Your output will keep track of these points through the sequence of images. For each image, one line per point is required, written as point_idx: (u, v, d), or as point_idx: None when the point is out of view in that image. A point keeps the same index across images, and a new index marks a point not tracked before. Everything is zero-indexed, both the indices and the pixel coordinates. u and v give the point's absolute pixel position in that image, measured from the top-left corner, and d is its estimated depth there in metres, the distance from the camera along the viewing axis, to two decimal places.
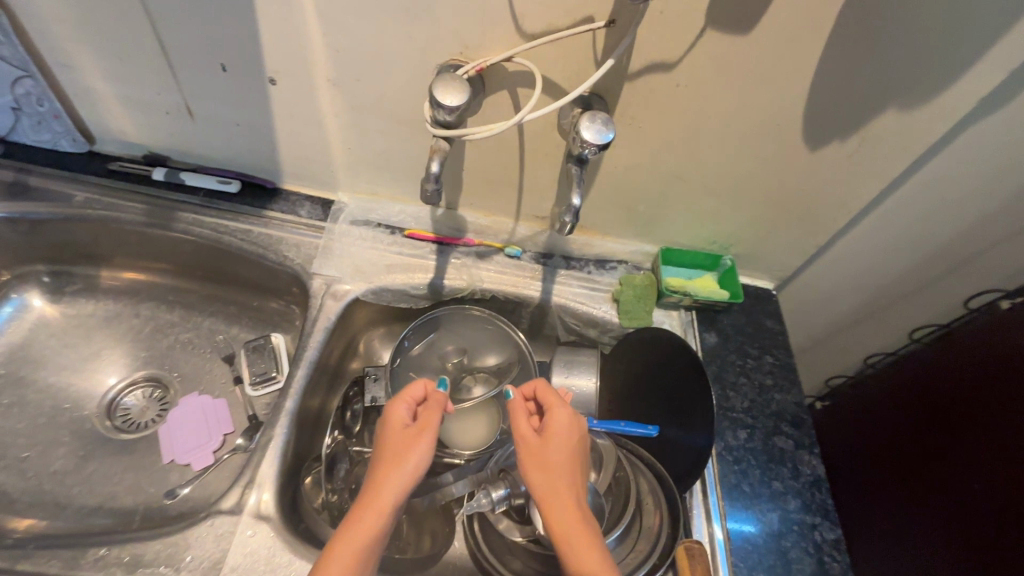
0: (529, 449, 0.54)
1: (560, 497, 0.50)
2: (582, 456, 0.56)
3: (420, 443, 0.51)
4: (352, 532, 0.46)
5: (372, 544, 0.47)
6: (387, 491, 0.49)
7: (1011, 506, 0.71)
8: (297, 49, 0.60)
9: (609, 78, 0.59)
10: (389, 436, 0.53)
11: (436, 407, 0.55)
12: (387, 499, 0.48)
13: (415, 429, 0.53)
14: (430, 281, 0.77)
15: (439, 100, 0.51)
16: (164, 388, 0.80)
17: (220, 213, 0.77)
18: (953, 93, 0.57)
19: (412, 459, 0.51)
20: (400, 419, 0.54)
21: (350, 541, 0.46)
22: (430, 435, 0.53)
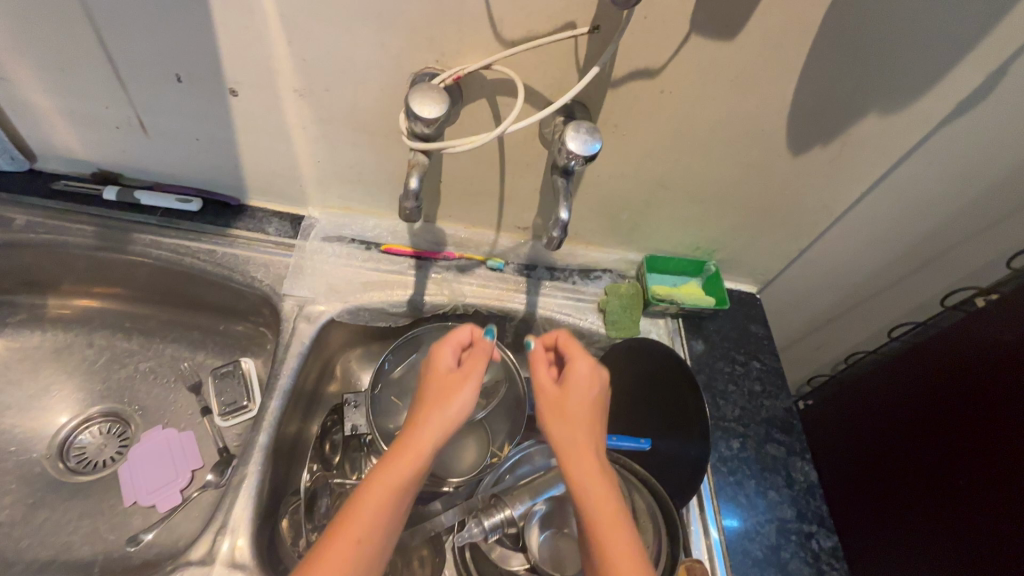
0: (549, 400, 0.52)
1: (584, 452, 0.49)
2: (603, 409, 0.54)
3: (463, 392, 0.50)
4: (388, 471, 0.46)
5: (409, 485, 0.46)
6: (425, 433, 0.48)
7: (979, 503, 0.70)
8: (259, 59, 0.56)
9: (592, 86, 0.57)
10: (432, 381, 0.52)
11: (481, 355, 0.53)
12: (427, 442, 0.48)
13: (458, 376, 0.52)
14: (409, 298, 0.74)
15: (416, 112, 0.48)
16: (124, 422, 0.74)
17: (179, 233, 0.72)
18: (933, 97, 0.57)
19: (454, 403, 0.50)
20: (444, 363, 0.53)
21: (385, 480, 0.45)
22: (473, 385, 0.51)
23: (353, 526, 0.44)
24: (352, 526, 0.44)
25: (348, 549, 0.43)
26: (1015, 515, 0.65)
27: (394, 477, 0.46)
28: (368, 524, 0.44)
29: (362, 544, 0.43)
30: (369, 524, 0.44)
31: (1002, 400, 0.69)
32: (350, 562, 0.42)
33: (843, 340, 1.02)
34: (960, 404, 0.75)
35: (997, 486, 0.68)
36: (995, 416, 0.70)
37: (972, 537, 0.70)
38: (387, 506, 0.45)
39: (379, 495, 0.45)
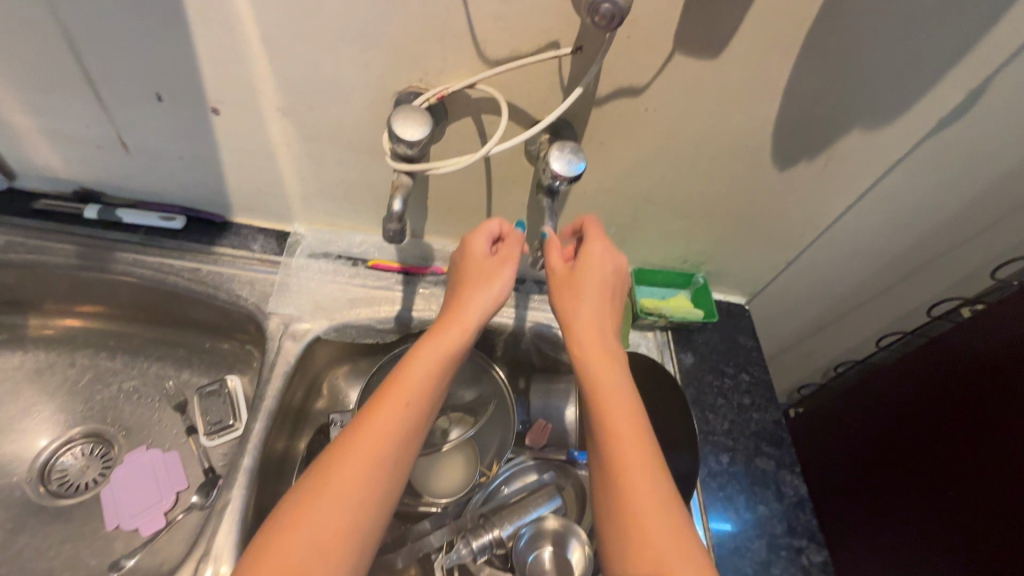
0: (560, 280, 0.56)
1: (592, 336, 0.53)
2: (614, 292, 0.58)
3: (502, 275, 0.56)
4: (433, 342, 0.53)
5: (452, 354, 0.53)
6: (470, 307, 0.55)
7: (973, 517, 0.69)
8: (241, 78, 0.56)
9: (577, 105, 0.57)
10: (470, 265, 0.57)
11: (515, 242, 0.58)
12: (469, 317, 0.54)
13: (495, 261, 0.57)
14: (397, 314, 0.73)
15: (399, 134, 0.48)
16: (107, 443, 0.73)
17: (163, 251, 0.71)
18: (915, 113, 0.58)
19: (495, 283, 0.56)
20: (480, 249, 0.57)
21: (432, 349, 0.53)
22: (509, 268, 0.57)
23: (400, 390, 0.50)
24: (400, 388, 0.51)
25: (396, 411, 0.49)
26: (1008, 529, 0.64)
27: (437, 349, 0.53)
28: (415, 389, 0.51)
29: (408, 406, 0.50)
30: (415, 391, 0.51)
31: (995, 411, 0.69)
32: (399, 421, 0.49)
33: (833, 348, 1.03)
34: (951, 415, 0.75)
35: (992, 496, 0.68)
36: (988, 428, 0.70)
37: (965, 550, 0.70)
38: (432, 374, 0.52)
39: (424, 365, 0.52)
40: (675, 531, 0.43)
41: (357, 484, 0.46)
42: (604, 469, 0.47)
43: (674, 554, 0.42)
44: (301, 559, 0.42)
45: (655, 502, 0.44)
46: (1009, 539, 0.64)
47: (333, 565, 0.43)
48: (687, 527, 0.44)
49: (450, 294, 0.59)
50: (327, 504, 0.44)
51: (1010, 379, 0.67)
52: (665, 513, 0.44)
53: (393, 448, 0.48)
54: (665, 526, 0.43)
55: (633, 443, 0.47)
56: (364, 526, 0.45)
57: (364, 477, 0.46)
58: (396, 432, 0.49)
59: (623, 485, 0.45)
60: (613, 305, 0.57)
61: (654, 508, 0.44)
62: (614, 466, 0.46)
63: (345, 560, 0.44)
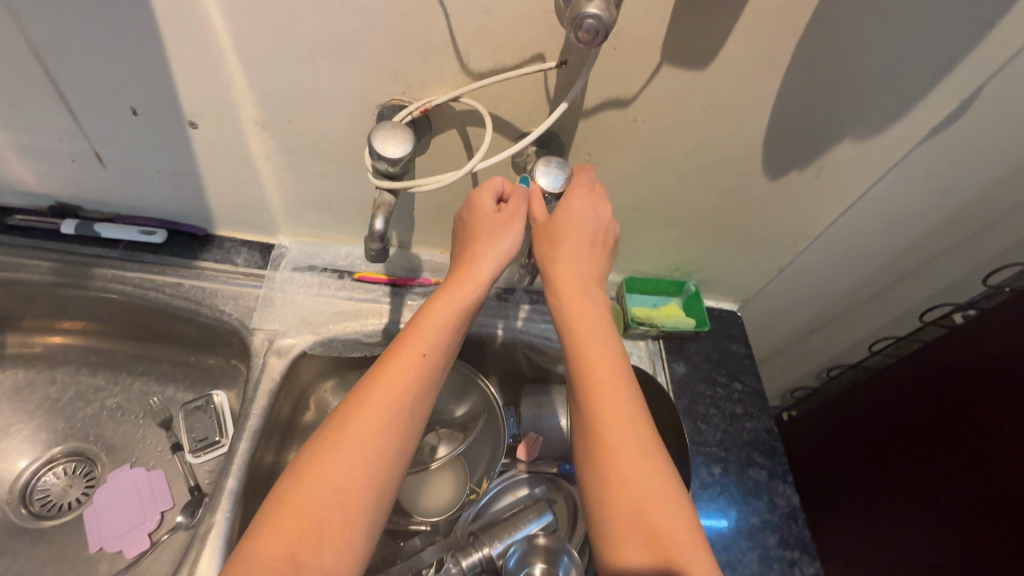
0: (541, 231, 0.54)
1: (571, 296, 0.53)
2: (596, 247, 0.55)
3: (510, 231, 0.52)
4: (444, 298, 0.52)
5: (463, 308, 0.52)
6: (482, 262, 0.53)
7: (963, 525, 0.68)
8: (218, 92, 0.54)
9: (564, 116, 0.55)
10: (478, 220, 0.53)
11: (522, 198, 0.53)
12: (481, 272, 0.53)
13: (502, 216, 0.53)
14: (385, 327, 0.71)
15: (380, 151, 0.47)
16: (90, 462, 0.72)
17: (143, 266, 0.70)
18: (906, 122, 0.57)
19: (504, 240, 0.52)
20: (486, 204, 0.53)
21: (443, 304, 0.52)
22: (518, 224, 0.52)
23: (412, 346, 0.49)
24: (411, 345, 0.50)
25: (411, 365, 0.49)
26: (1001, 537, 0.64)
27: (447, 305, 0.52)
28: (427, 345, 0.50)
29: (420, 362, 0.49)
30: (428, 344, 0.50)
31: (986, 417, 0.68)
32: (412, 377, 0.48)
33: (826, 351, 1.03)
34: (943, 421, 0.74)
35: (985, 502, 0.67)
36: (979, 432, 0.69)
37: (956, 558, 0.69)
38: (443, 329, 0.51)
39: (435, 323, 0.51)
40: (660, 481, 0.45)
41: (371, 439, 0.45)
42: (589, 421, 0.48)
43: (658, 502, 0.44)
44: (321, 514, 0.42)
45: (641, 453, 0.46)
46: (1002, 549, 0.63)
47: (351, 519, 0.43)
48: (670, 475, 0.46)
49: (458, 247, 0.56)
50: (343, 459, 0.44)
51: (1002, 386, 0.67)
52: (650, 462, 0.46)
53: (407, 403, 0.48)
54: (651, 476, 0.46)
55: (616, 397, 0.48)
56: (380, 479, 0.45)
57: (378, 432, 0.46)
58: (409, 388, 0.48)
59: (609, 437, 0.47)
60: (598, 257, 0.56)
61: (642, 459, 0.46)
62: (599, 418, 0.47)
63: (362, 514, 0.44)
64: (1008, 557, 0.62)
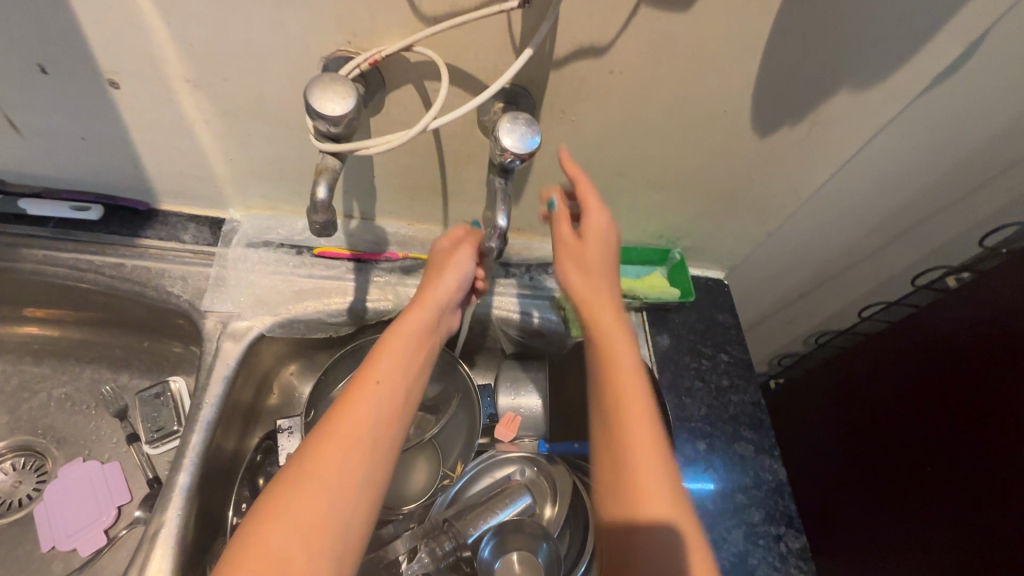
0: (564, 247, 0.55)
1: (596, 296, 0.52)
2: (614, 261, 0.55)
3: (459, 258, 0.56)
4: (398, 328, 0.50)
5: (420, 336, 0.51)
6: (433, 292, 0.54)
7: (958, 496, 0.67)
8: (137, 46, 0.47)
9: (532, 68, 0.49)
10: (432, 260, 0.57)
11: (472, 235, 0.58)
12: (432, 298, 0.53)
13: (451, 249, 0.57)
14: (349, 306, 0.67)
15: (318, 109, 0.41)
16: (40, 456, 0.68)
17: (78, 246, 0.64)
18: (906, 71, 0.52)
19: (452, 268, 0.55)
20: (441, 246, 0.58)
21: (399, 333, 0.50)
22: (466, 253, 0.56)
23: (369, 373, 0.46)
24: (370, 372, 0.46)
25: (370, 391, 0.45)
26: (998, 508, 0.62)
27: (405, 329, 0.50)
28: (388, 369, 0.47)
29: (382, 386, 0.45)
30: (388, 372, 0.46)
31: (980, 386, 0.66)
32: (375, 402, 0.44)
33: (814, 317, 1.00)
34: (934, 389, 0.72)
35: (973, 470, 0.65)
36: (973, 400, 0.67)
37: (951, 530, 0.67)
38: (400, 357, 0.48)
39: (395, 348, 0.48)
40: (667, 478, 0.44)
41: (335, 469, 0.40)
42: (605, 429, 0.47)
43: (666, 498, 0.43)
44: (284, 552, 0.37)
45: (655, 448, 0.45)
46: (1001, 519, 0.61)
47: (317, 558, 0.37)
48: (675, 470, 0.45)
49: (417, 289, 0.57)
50: (305, 490, 0.39)
51: (999, 352, 0.64)
52: (659, 457, 0.45)
53: (373, 430, 0.43)
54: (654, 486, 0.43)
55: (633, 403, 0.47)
56: (347, 511, 0.40)
57: (341, 461, 0.41)
58: (370, 417, 0.43)
59: (628, 438, 0.45)
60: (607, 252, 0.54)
61: (649, 462, 0.44)
62: (615, 423, 0.46)
63: (328, 551, 0.38)
64: (1009, 528, 0.60)
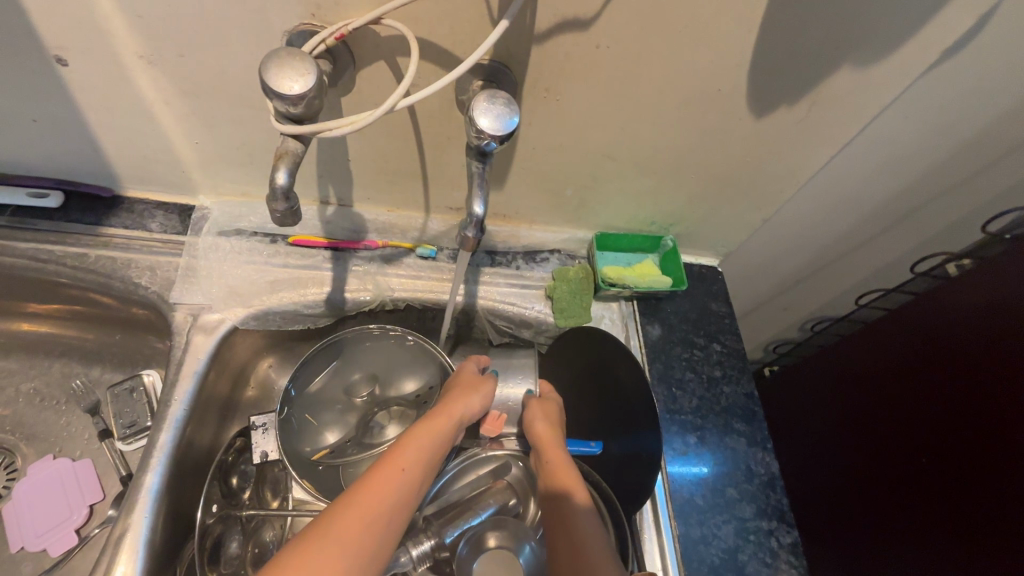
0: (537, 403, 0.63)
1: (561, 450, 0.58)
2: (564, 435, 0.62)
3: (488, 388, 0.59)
4: (424, 425, 0.53)
5: (443, 438, 0.53)
6: (462, 402, 0.56)
7: (962, 493, 0.64)
8: (82, 19, 0.43)
9: (511, 41, 0.46)
10: (460, 377, 0.61)
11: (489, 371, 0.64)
12: (458, 408, 0.55)
13: (480, 377, 0.61)
14: (327, 297, 0.64)
15: (274, 87, 0.37)
16: (8, 453, 0.65)
17: (37, 235, 0.60)
18: (911, 44, 0.49)
19: (480, 394, 0.58)
20: (471, 368, 0.62)
21: (427, 428, 0.52)
22: (493, 385, 0.61)
23: (398, 457, 0.48)
24: (398, 456, 0.48)
25: (397, 474, 0.47)
26: (1004, 505, 0.60)
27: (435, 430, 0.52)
28: (412, 458, 0.49)
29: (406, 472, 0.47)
30: (414, 458, 0.49)
31: (982, 379, 0.64)
32: (400, 485, 0.46)
33: (809, 304, 0.98)
34: (934, 379, 0.70)
35: (975, 463, 0.63)
36: (974, 392, 0.64)
37: (956, 527, 0.65)
38: (427, 449, 0.50)
39: (423, 439, 0.51)
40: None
41: (355, 536, 0.41)
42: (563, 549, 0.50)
43: None
44: None
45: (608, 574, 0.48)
46: (1009, 516, 0.59)
47: None
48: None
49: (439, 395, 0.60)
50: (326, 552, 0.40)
51: (1001, 343, 0.62)
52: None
53: (393, 508, 0.45)
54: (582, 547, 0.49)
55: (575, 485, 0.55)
56: None
57: (363, 530, 0.42)
58: (393, 495, 0.45)
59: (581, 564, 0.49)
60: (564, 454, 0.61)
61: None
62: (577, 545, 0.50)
63: None
64: (1018, 527, 0.58)
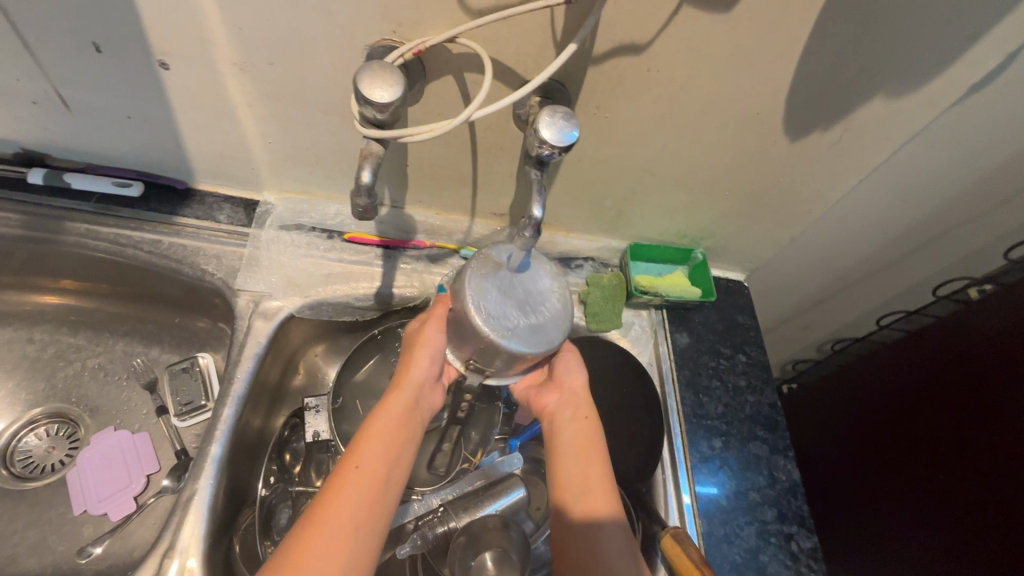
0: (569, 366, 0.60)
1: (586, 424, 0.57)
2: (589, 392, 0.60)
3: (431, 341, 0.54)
4: (378, 417, 0.52)
5: (399, 422, 0.52)
6: (412, 377, 0.54)
7: (978, 508, 0.66)
8: (189, 30, 0.48)
9: (571, 63, 0.50)
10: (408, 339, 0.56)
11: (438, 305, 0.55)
12: (410, 385, 0.54)
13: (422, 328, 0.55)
14: (377, 291, 0.68)
15: (366, 95, 0.42)
16: (73, 423, 0.70)
17: (119, 221, 0.66)
18: (944, 77, 0.53)
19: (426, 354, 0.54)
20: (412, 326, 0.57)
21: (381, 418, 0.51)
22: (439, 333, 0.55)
23: (352, 461, 0.49)
24: (353, 459, 0.49)
25: (350, 479, 0.47)
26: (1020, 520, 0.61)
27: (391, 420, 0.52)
28: (367, 461, 0.49)
29: (363, 476, 0.48)
30: (367, 458, 0.49)
31: (998, 399, 0.66)
32: (357, 493, 0.47)
33: (830, 323, 1.00)
34: (952, 397, 0.72)
35: (992, 478, 0.65)
36: (992, 411, 0.66)
37: (972, 540, 0.67)
38: (381, 442, 0.50)
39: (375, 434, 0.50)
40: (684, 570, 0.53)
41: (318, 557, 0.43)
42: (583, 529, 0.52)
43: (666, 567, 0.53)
44: None
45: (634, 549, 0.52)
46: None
47: None
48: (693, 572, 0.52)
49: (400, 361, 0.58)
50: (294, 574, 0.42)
51: (1019, 365, 0.64)
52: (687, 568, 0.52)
53: (358, 511, 0.46)
54: (606, 502, 0.53)
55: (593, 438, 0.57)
56: None
57: (322, 547, 0.44)
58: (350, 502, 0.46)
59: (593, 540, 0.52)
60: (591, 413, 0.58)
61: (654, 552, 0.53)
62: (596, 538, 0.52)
63: None
64: None
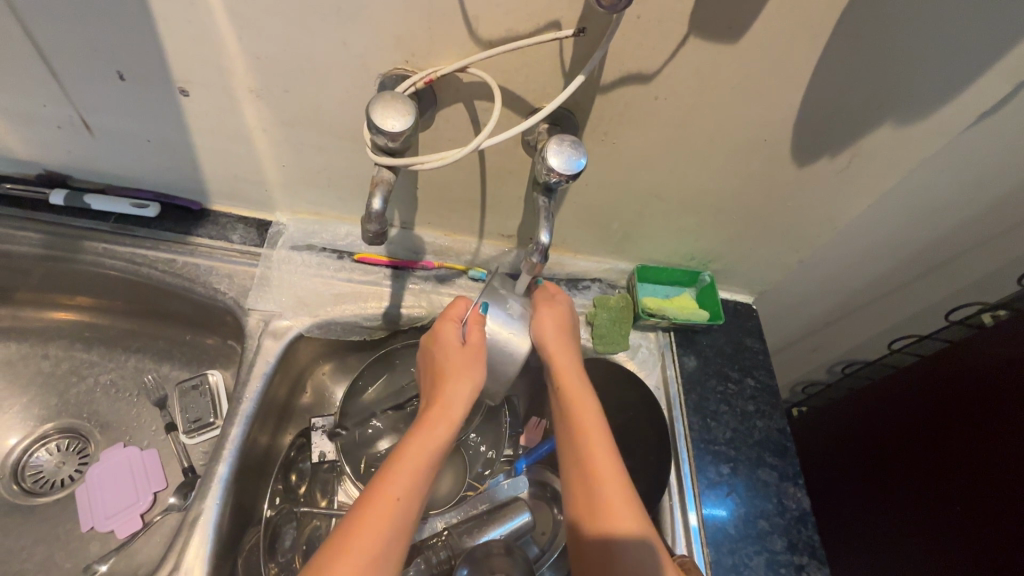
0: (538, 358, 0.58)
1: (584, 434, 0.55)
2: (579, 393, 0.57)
3: (474, 371, 0.54)
4: (416, 442, 0.50)
5: (435, 450, 0.51)
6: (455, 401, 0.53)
7: (990, 540, 0.65)
8: (209, 59, 0.50)
9: (579, 92, 0.51)
10: (446, 355, 0.54)
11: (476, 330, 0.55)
12: (453, 413, 0.52)
13: (468, 351, 0.54)
14: (385, 311, 0.69)
15: (379, 125, 0.43)
16: (83, 439, 0.71)
17: (136, 241, 0.68)
18: (951, 105, 0.53)
19: (468, 382, 0.53)
20: (454, 341, 0.54)
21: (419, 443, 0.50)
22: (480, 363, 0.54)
23: (390, 486, 0.47)
24: (390, 484, 0.47)
25: (388, 506, 0.46)
26: None
27: (428, 443, 0.50)
28: (406, 486, 0.48)
29: (401, 502, 0.47)
30: (405, 484, 0.48)
31: (1011, 428, 0.65)
32: (394, 519, 0.46)
33: (840, 346, 0.99)
34: (965, 424, 0.71)
35: (1006, 511, 0.64)
36: (1006, 441, 0.65)
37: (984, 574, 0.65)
38: (418, 469, 0.49)
39: (411, 458, 0.49)
40: None
41: None
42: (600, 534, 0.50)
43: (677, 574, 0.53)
44: None
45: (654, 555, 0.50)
46: None
47: None
48: None
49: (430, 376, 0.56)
50: None
51: None
52: None
53: (392, 538, 0.46)
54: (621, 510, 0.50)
55: (596, 444, 0.54)
56: None
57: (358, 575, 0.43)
58: (387, 527, 0.46)
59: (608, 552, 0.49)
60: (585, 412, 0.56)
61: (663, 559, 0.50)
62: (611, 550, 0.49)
63: None
64: None
